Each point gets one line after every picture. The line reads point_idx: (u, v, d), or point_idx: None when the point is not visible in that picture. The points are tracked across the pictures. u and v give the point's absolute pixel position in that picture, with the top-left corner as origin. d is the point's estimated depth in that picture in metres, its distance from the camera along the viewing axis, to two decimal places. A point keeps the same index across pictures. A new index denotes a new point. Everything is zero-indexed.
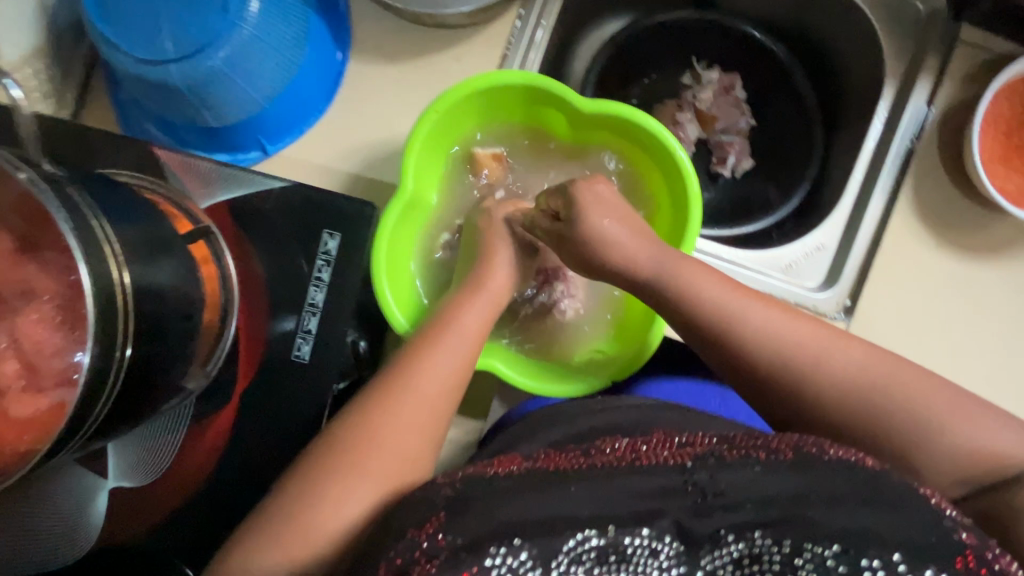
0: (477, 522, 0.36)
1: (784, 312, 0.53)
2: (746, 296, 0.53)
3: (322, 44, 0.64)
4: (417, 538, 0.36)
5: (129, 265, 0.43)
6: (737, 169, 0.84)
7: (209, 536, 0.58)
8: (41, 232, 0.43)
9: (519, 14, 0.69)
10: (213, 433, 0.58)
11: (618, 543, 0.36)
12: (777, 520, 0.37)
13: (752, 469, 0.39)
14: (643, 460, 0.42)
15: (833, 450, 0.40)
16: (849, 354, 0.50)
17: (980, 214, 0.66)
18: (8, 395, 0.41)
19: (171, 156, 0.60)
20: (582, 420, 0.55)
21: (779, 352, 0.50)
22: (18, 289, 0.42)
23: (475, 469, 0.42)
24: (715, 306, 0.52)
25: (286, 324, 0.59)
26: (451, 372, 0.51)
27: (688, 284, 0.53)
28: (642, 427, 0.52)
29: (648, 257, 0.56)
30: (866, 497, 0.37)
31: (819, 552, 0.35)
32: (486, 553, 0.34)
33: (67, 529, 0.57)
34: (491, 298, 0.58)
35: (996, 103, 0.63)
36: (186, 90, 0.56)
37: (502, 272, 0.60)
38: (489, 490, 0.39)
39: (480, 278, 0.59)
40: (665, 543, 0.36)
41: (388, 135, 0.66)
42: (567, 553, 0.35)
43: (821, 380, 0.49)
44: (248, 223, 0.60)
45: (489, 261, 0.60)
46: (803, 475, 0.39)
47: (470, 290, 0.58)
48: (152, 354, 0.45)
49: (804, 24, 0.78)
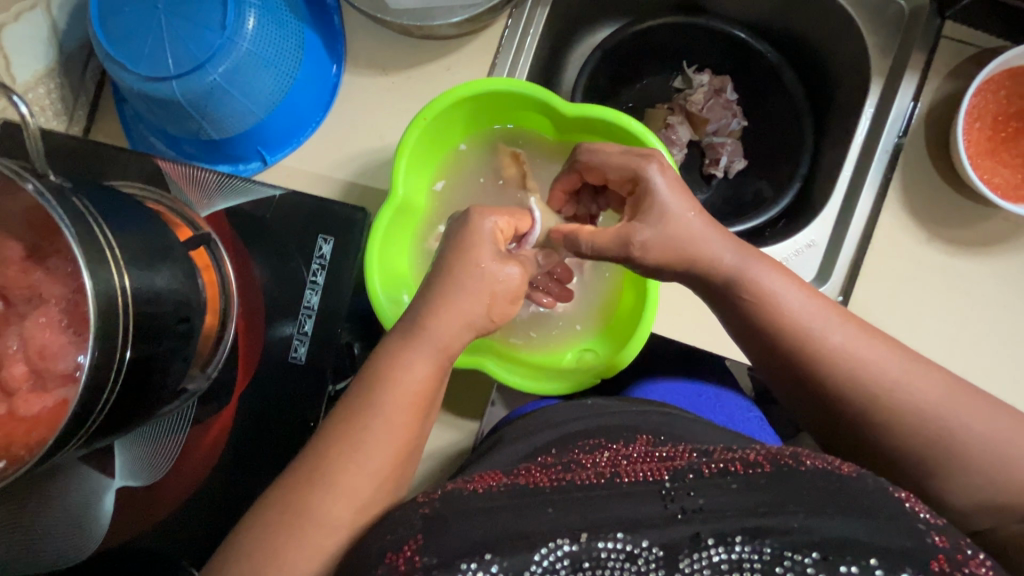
0: (452, 541, 0.37)
1: (841, 323, 0.52)
2: (812, 299, 0.53)
3: (317, 57, 0.66)
4: (394, 562, 0.37)
5: (129, 271, 0.45)
6: (729, 169, 0.85)
7: (210, 535, 0.59)
8: (49, 242, 0.46)
9: (507, 23, 0.71)
10: (215, 433, 0.60)
11: (591, 550, 0.37)
12: (757, 528, 0.37)
13: (729, 487, 0.40)
14: (622, 477, 0.43)
15: (810, 460, 0.42)
16: (860, 355, 0.50)
17: (969, 209, 0.66)
18: (17, 396, 0.44)
19: (173, 168, 0.62)
20: (568, 424, 0.56)
21: (815, 351, 0.51)
22: (26, 295, 0.45)
23: (454, 486, 0.44)
24: (775, 299, 0.53)
25: (285, 327, 0.61)
26: (376, 461, 0.46)
27: (761, 287, 0.53)
28: (623, 431, 0.54)
29: (723, 257, 0.54)
30: (844, 505, 0.38)
31: (799, 560, 0.35)
32: (458, 569, 0.35)
33: (74, 528, 0.59)
34: (432, 355, 0.48)
35: (980, 98, 0.63)
36: (188, 105, 0.59)
37: (451, 324, 0.48)
38: (464, 509, 0.40)
39: (420, 327, 0.48)
40: (642, 547, 0.37)
41: (381, 144, 0.68)
42: (539, 564, 0.36)
43: (838, 372, 0.51)
44: (247, 232, 0.62)
45: (437, 309, 0.48)
46: (781, 485, 0.39)
47: (405, 342, 0.49)
48: (152, 357, 0.47)
49: (791, 26, 0.79)
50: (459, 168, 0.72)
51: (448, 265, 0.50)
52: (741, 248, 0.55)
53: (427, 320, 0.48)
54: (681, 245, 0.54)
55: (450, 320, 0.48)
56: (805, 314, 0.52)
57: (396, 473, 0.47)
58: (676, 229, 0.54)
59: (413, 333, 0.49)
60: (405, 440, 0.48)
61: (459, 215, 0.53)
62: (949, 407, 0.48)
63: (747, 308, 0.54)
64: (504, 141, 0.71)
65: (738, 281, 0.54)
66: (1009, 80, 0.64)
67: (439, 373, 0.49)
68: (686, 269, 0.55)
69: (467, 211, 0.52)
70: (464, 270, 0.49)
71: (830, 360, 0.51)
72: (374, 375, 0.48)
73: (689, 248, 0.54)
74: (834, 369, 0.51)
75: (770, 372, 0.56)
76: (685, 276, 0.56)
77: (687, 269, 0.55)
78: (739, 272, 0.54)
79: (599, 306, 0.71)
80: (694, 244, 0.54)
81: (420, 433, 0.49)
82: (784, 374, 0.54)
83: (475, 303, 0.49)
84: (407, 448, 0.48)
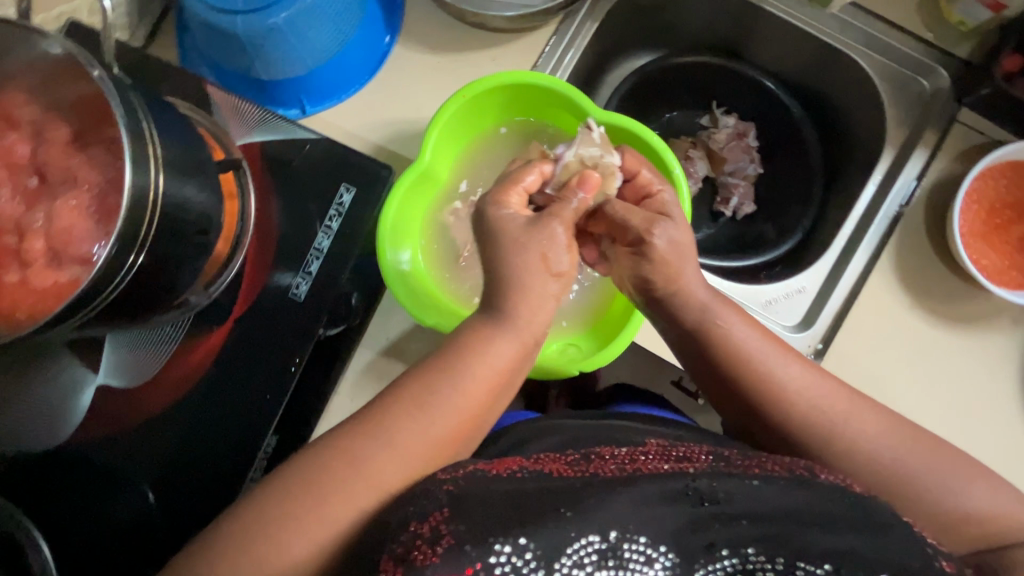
0: (475, 517, 0.37)
1: (798, 360, 0.56)
2: (768, 340, 0.56)
3: (373, 24, 0.70)
4: (418, 530, 0.37)
5: (165, 174, 0.47)
6: (738, 211, 0.89)
7: (180, 447, 0.61)
8: (94, 131, 0.48)
9: (555, 29, 0.75)
10: (202, 352, 0.62)
11: (618, 548, 0.38)
12: (769, 536, 0.40)
13: (749, 483, 0.43)
14: (641, 471, 0.45)
15: (824, 473, 0.45)
16: (829, 399, 0.54)
17: (954, 285, 0.69)
18: (32, 267, 0.47)
19: (220, 94, 0.65)
20: (588, 424, 0.59)
21: (784, 391, 0.54)
22: (63, 176, 0.48)
23: (477, 467, 0.44)
24: (738, 342, 0.56)
25: (283, 277, 0.63)
26: (438, 429, 0.49)
27: (723, 330, 0.56)
28: (636, 433, 0.56)
29: (700, 297, 0.57)
30: (859, 524, 0.40)
31: (810, 570, 0.39)
32: (492, 550, 0.36)
33: (52, 413, 0.61)
34: (520, 340, 0.52)
35: (981, 182, 0.67)
36: (246, 41, 0.62)
37: (543, 309, 0.52)
38: (485, 491, 0.40)
39: (510, 313, 0.51)
40: (660, 552, 0.39)
41: (417, 116, 0.72)
42: (570, 556, 0.37)
43: (810, 411, 0.53)
44: (274, 170, 0.64)
45: (520, 295, 0.51)
46: (803, 493, 0.43)
47: (493, 322, 0.51)
48: (165, 260, 0.50)
49: (819, 88, 0.83)
50: (487, 152, 0.74)
51: (528, 261, 0.51)
52: (714, 295, 0.57)
53: (518, 306, 0.51)
54: (681, 271, 0.57)
55: (527, 300, 0.51)
56: (767, 357, 0.55)
57: (457, 442, 0.50)
58: (681, 241, 0.57)
59: (501, 317, 0.51)
60: (473, 415, 0.50)
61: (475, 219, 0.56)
62: (894, 451, 0.51)
63: (717, 353, 0.57)
64: (531, 139, 0.73)
65: (708, 320, 0.57)
66: (1010, 171, 0.67)
67: (521, 358, 0.52)
68: (668, 306, 0.58)
69: (484, 209, 0.54)
70: (533, 244, 0.51)
71: (801, 394, 0.54)
72: (456, 348, 0.51)
73: (679, 274, 0.57)
74: (813, 410, 0.53)
75: (740, 411, 0.57)
76: (667, 317, 0.59)
77: (672, 297, 0.57)
78: (706, 309, 0.57)
79: (588, 308, 0.73)
80: (678, 266, 0.56)
81: (492, 405, 0.52)
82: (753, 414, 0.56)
83: (536, 275, 0.51)
84: (469, 424, 0.50)
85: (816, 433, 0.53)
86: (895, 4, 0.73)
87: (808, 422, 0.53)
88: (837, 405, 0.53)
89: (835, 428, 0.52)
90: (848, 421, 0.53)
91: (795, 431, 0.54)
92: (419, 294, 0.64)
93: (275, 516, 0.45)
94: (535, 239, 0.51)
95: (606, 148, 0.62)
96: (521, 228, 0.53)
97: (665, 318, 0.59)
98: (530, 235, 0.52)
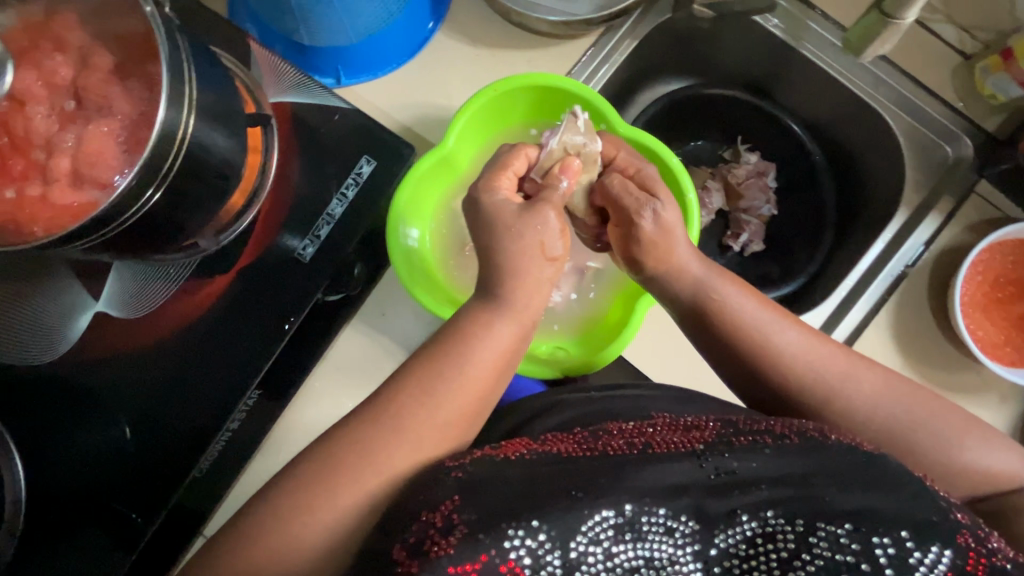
0: (488, 503, 0.41)
1: (794, 326, 0.56)
2: (763, 306, 0.57)
3: (421, 9, 0.71)
4: (430, 520, 0.40)
5: (196, 116, 0.49)
6: (745, 248, 0.89)
7: (163, 384, 0.62)
8: (135, 65, 0.50)
9: (595, 41, 0.76)
10: (201, 296, 0.63)
11: (635, 521, 0.41)
12: (788, 500, 0.41)
13: (762, 451, 0.44)
14: (653, 448, 0.46)
15: (833, 434, 0.46)
16: (824, 364, 0.55)
17: (946, 351, 0.70)
18: (54, 185, 0.48)
19: (261, 51, 0.67)
20: (597, 396, 0.59)
21: (779, 358, 0.55)
22: (99, 103, 0.49)
23: (483, 453, 0.46)
24: (731, 312, 0.57)
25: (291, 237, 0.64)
26: (444, 412, 0.50)
27: (715, 303, 0.57)
28: (641, 408, 0.56)
29: (693, 271, 0.58)
30: (873, 481, 0.42)
31: (832, 530, 0.40)
32: (503, 535, 0.38)
33: (46, 331, 0.62)
34: (519, 321, 0.53)
35: (988, 255, 0.68)
36: (298, 8, 0.62)
37: (541, 291, 0.53)
38: (495, 476, 0.43)
39: (509, 296, 0.52)
40: (680, 522, 0.41)
41: (446, 103, 0.74)
42: (585, 533, 0.40)
43: (806, 376, 0.55)
44: (300, 132, 0.66)
45: (518, 282, 0.52)
46: (813, 457, 0.44)
47: (489, 303, 0.53)
48: (182, 198, 0.51)
49: (843, 139, 0.83)
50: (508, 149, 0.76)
51: (524, 246, 0.52)
52: (707, 267, 0.58)
53: (518, 291, 0.52)
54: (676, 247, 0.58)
55: (526, 285, 0.52)
56: (762, 326, 0.56)
57: (465, 428, 0.51)
58: (671, 220, 0.58)
59: (497, 301, 0.52)
60: (478, 401, 0.51)
61: (467, 201, 0.57)
62: None
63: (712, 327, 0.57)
64: None
65: (702, 293, 0.58)
66: (1019, 249, 0.68)
67: (518, 338, 0.53)
68: (660, 283, 0.60)
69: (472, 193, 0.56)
70: (525, 224, 0.52)
71: (794, 359, 0.55)
72: (453, 338, 0.52)
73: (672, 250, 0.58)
74: (812, 379, 0.54)
75: (741, 381, 0.58)
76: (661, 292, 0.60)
77: (663, 276, 0.59)
78: (701, 282, 0.58)
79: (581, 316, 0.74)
80: (671, 243, 0.58)
81: (496, 385, 0.53)
82: (753, 383, 0.57)
83: (534, 262, 0.52)
84: (474, 408, 0.51)
85: (815, 396, 0.54)
86: (928, 70, 0.74)
87: (803, 388, 0.55)
88: (830, 372, 0.54)
89: (833, 393, 0.54)
90: (843, 388, 0.54)
91: (795, 396, 0.55)
92: (414, 271, 0.65)
93: (296, 502, 0.46)
94: (529, 231, 0.52)
95: (588, 136, 0.63)
96: (515, 213, 0.53)
97: (661, 298, 0.61)
98: (525, 223, 0.52)
